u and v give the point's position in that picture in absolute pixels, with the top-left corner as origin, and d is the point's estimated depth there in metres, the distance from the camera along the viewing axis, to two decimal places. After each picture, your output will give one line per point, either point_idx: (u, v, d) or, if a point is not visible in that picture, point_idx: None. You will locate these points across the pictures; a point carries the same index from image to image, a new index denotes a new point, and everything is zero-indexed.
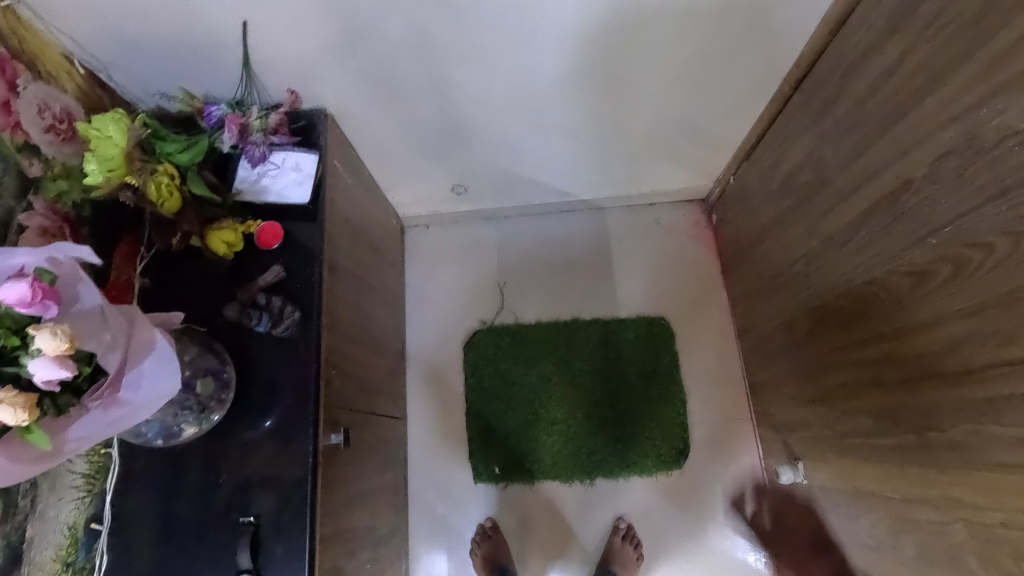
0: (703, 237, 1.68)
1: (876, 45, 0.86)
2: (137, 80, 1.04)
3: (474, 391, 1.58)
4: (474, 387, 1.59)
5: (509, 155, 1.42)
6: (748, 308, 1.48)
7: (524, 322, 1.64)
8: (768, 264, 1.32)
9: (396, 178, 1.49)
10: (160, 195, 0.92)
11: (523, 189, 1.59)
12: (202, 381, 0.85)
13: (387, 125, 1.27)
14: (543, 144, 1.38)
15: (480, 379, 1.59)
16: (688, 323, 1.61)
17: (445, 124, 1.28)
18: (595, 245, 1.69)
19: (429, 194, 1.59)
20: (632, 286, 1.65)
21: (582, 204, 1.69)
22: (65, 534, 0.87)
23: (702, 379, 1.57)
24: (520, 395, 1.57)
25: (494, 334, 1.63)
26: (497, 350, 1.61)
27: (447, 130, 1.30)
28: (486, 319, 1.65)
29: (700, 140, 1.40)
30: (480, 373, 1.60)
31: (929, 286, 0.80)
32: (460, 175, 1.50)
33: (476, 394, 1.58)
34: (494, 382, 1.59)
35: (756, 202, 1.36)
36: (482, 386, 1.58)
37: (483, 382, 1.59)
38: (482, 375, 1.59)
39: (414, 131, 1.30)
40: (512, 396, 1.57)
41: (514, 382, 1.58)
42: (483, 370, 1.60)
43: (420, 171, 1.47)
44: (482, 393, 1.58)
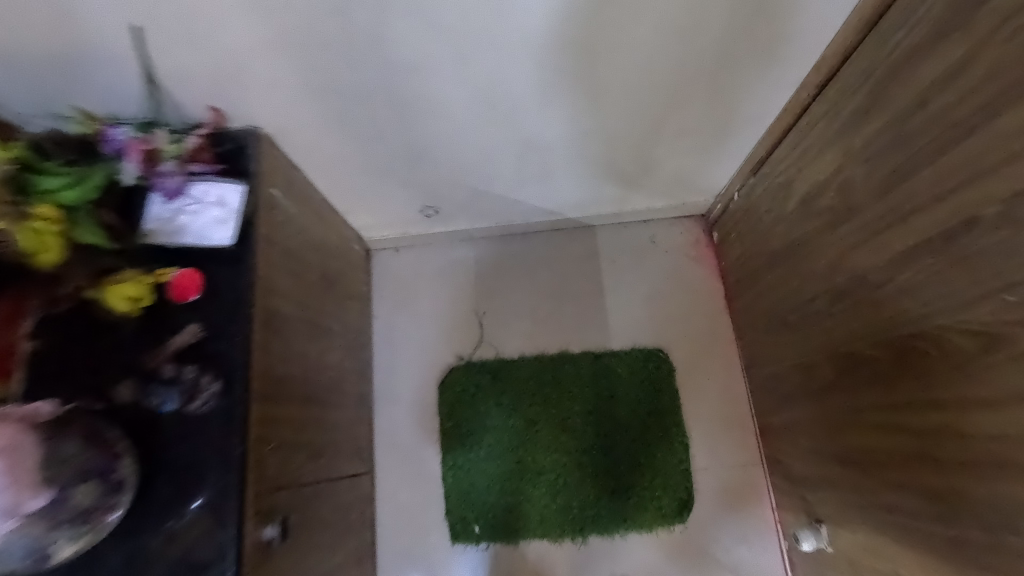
0: (704, 258, 1.51)
1: (927, 49, 0.69)
2: (21, 99, 0.86)
3: (450, 438, 1.41)
4: (450, 434, 1.42)
5: (483, 174, 1.25)
6: (757, 341, 1.31)
7: (505, 357, 1.46)
8: (780, 295, 1.16)
9: (355, 200, 1.31)
10: (37, 245, 0.77)
11: (503, 209, 1.42)
12: (83, 487, 0.69)
13: (339, 145, 1.10)
14: (521, 161, 1.20)
15: (457, 424, 1.42)
16: (689, 356, 1.44)
17: (406, 143, 1.11)
18: (584, 269, 1.52)
19: (396, 216, 1.41)
20: (626, 315, 1.48)
21: (569, 222, 1.52)
22: None
23: (706, 419, 1.40)
24: (502, 443, 1.40)
25: (473, 372, 1.45)
26: (475, 390, 1.44)
27: (409, 147, 1.13)
28: (464, 354, 1.48)
29: (700, 152, 1.23)
30: (457, 417, 1.43)
31: (1006, 353, 0.63)
32: (430, 195, 1.32)
33: (452, 442, 1.41)
34: (472, 428, 1.42)
35: (765, 224, 1.19)
36: (459, 433, 1.42)
37: (461, 427, 1.42)
38: (459, 421, 1.42)
39: (371, 150, 1.13)
40: (492, 443, 1.40)
41: (495, 428, 1.41)
42: (460, 414, 1.43)
43: (383, 192, 1.29)
44: (459, 440, 1.41)
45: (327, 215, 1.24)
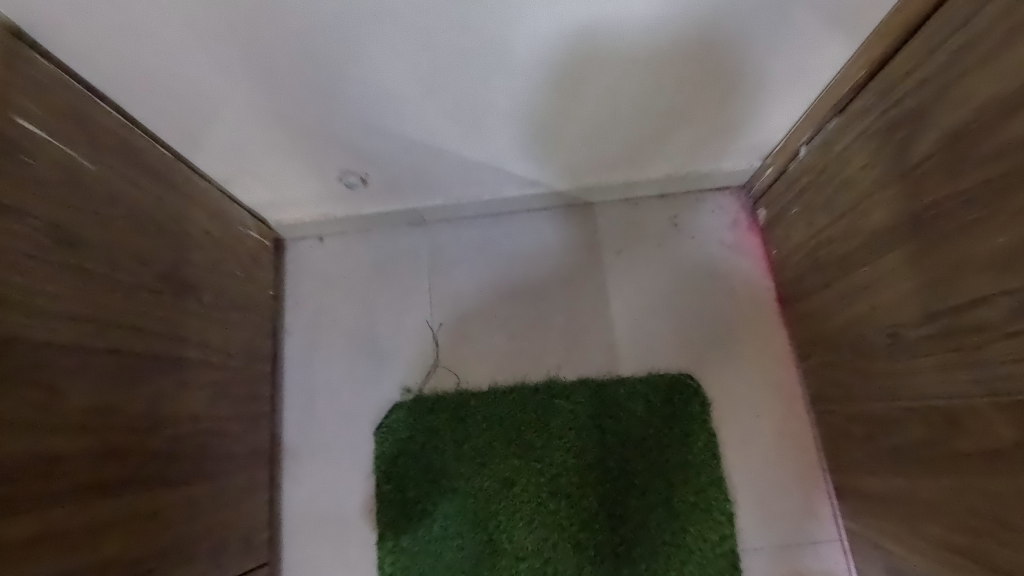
0: (745, 245, 1.09)
1: None
2: None
3: (390, 509, 0.99)
4: (391, 502, 0.99)
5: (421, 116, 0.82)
6: (833, 363, 0.90)
7: (469, 389, 1.04)
8: (888, 298, 0.74)
9: (238, 162, 0.87)
10: None
11: (461, 178, 0.99)
12: None
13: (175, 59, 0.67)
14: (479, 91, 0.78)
15: (400, 487, 1.00)
16: (727, 382, 1.03)
17: (289, 54, 0.69)
18: (578, 263, 1.09)
19: (310, 189, 0.98)
20: (637, 325, 1.06)
21: (558, 198, 1.09)
22: None
23: (753, 475, 0.98)
24: (464, 516, 0.98)
25: (423, 411, 1.02)
26: (426, 439, 1.01)
27: (295, 63, 0.70)
28: (412, 384, 1.05)
29: (756, 79, 0.82)
30: (401, 479, 1.00)
31: None
32: (351, 155, 0.90)
33: (394, 514, 0.99)
34: (421, 495, 0.99)
35: (858, 189, 0.78)
36: (403, 501, 0.99)
37: (406, 493, 0.99)
38: (402, 484, 1.00)
39: (235, 70, 0.70)
40: (449, 514, 0.98)
41: (454, 495, 0.98)
42: (405, 473, 1.00)
43: (278, 150, 0.86)
44: (403, 512, 0.99)
45: (179, 182, 0.81)
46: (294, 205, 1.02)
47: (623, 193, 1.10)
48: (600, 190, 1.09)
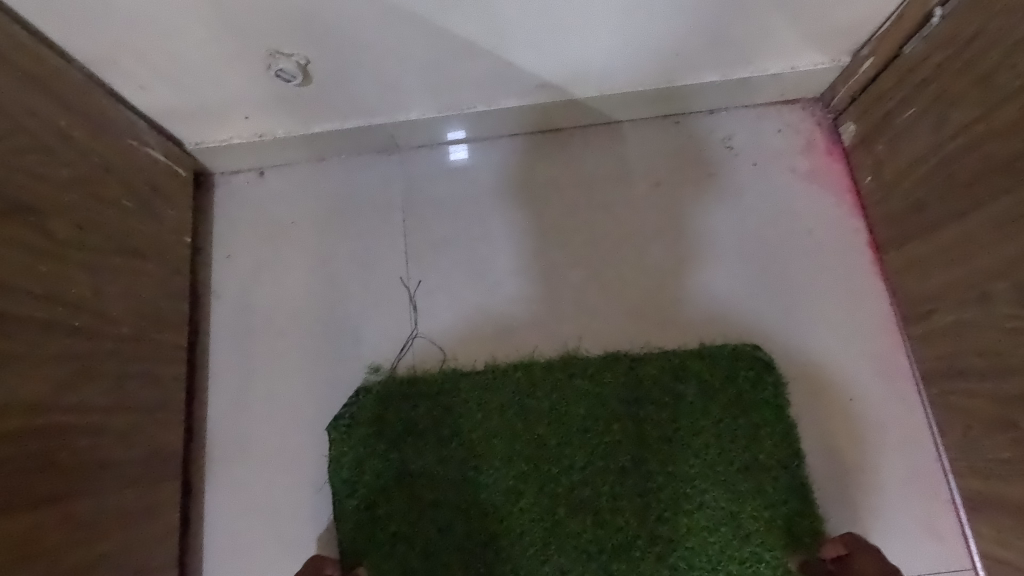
0: (823, 174, 0.82)
1: None
2: None
3: (353, 540, 0.71)
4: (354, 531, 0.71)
5: None
6: (973, 323, 0.63)
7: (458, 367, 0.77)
8: None
9: (117, 37, 0.60)
10: None
11: (443, 75, 0.71)
12: None
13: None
14: None
15: (367, 509, 0.72)
16: (807, 355, 0.76)
17: None
18: (603, 200, 0.82)
19: (229, 93, 0.70)
20: (684, 280, 0.79)
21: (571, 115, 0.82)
22: None
23: (848, 479, 0.72)
24: (453, 543, 0.70)
25: (397, 399, 0.75)
26: (400, 438, 0.73)
27: None
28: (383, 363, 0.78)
29: None
30: (367, 496, 0.72)
31: None
32: (280, 29, 0.62)
33: (358, 547, 0.71)
34: (396, 516, 0.71)
35: None
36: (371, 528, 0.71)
37: (372, 515, 0.72)
38: (369, 503, 0.72)
39: None
40: (432, 540, 0.71)
41: (441, 515, 0.71)
42: (371, 489, 0.72)
43: (169, 14, 0.58)
44: (371, 545, 0.71)
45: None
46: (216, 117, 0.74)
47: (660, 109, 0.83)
48: (632, 102, 0.81)
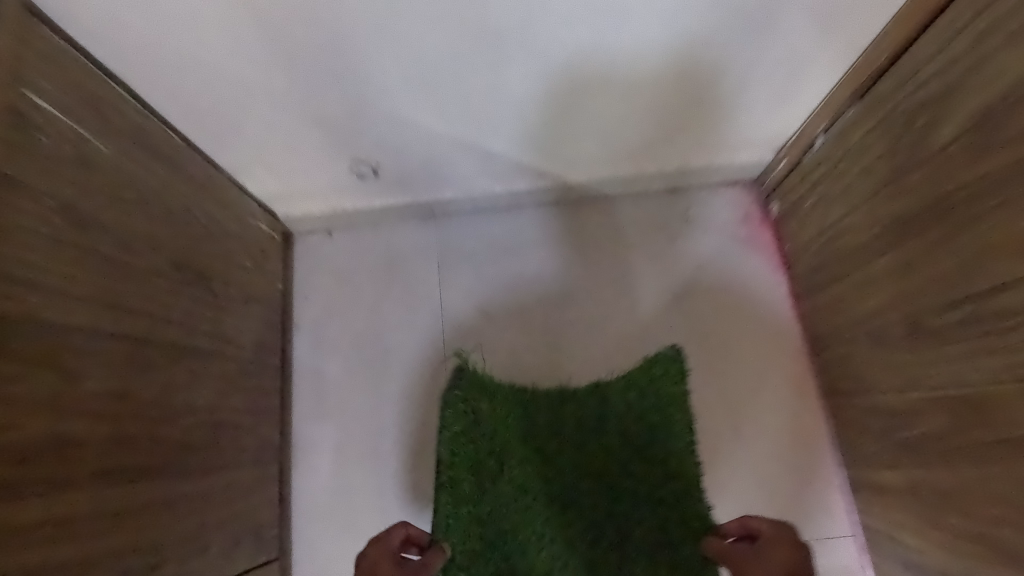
0: (756, 238, 1.08)
1: None
2: None
3: (440, 524, 0.92)
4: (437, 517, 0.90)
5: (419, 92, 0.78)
6: (848, 356, 0.89)
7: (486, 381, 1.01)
8: (909, 290, 0.74)
9: (251, 155, 0.87)
10: None
11: (471, 170, 0.98)
12: None
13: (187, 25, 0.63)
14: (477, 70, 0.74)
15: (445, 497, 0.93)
16: (739, 377, 1.03)
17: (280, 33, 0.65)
18: (590, 256, 1.08)
19: (325, 172, 0.94)
20: (650, 319, 1.05)
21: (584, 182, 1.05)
22: None
23: (766, 466, 0.99)
24: (500, 512, 0.94)
25: (457, 403, 0.98)
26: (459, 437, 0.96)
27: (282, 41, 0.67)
28: (423, 382, 1.04)
29: (775, 65, 0.80)
30: (448, 488, 0.94)
31: None
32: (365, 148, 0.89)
33: (442, 528, 0.92)
34: (467, 502, 0.94)
35: (875, 178, 0.78)
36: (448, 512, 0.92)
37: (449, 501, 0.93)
38: (451, 493, 0.93)
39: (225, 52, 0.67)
40: (487, 511, 0.94)
41: (493, 497, 0.94)
42: (449, 481, 0.94)
43: (291, 142, 0.85)
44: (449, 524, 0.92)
45: (194, 171, 0.80)
46: (310, 189, 0.98)
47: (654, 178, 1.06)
48: (614, 185, 1.07)
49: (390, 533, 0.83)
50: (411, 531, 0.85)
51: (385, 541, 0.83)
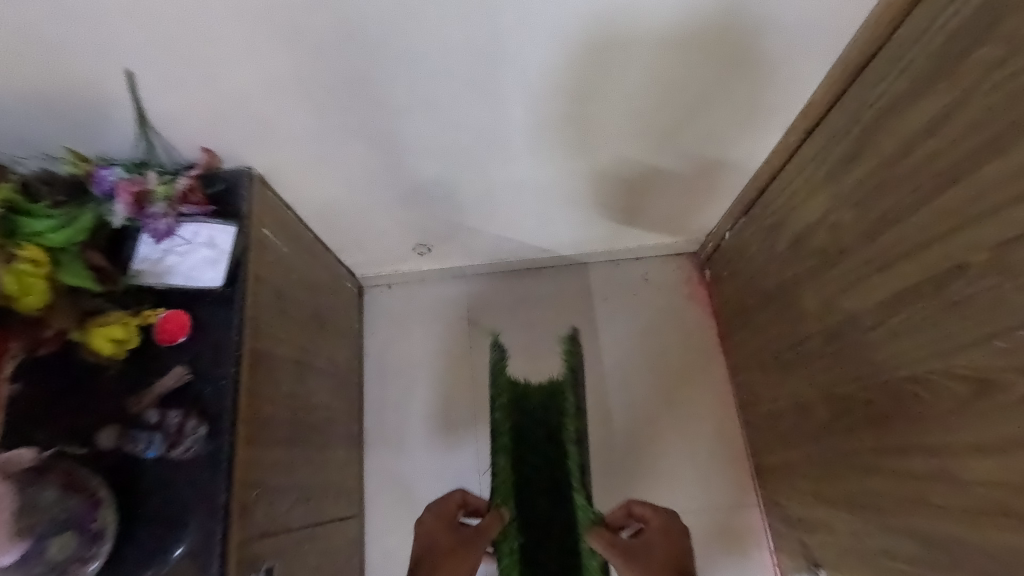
0: (696, 294, 1.49)
1: (907, 98, 0.70)
2: (10, 143, 0.83)
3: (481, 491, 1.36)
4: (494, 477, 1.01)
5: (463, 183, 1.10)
6: (751, 379, 1.30)
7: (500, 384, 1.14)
8: (775, 336, 1.15)
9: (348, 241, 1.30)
10: (21, 289, 0.72)
11: (493, 247, 1.40)
12: (59, 539, 0.66)
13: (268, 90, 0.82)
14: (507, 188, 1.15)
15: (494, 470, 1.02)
16: (685, 394, 1.42)
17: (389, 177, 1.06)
18: (578, 306, 1.48)
19: (365, 179, 1.07)
20: (621, 352, 1.45)
21: (594, 195, 1.20)
22: None
23: (702, 458, 1.37)
24: None
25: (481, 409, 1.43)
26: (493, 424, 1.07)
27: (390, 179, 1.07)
28: (454, 399, 1.44)
29: (696, 194, 1.23)
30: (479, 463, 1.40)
31: (998, 401, 0.62)
32: (420, 233, 1.31)
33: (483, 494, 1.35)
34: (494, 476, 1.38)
35: (757, 262, 1.19)
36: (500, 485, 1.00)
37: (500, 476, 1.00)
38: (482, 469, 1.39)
39: (352, 187, 1.08)
40: None
41: None
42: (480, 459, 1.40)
43: (375, 233, 1.28)
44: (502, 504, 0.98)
45: (320, 254, 1.22)
46: (381, 218, 1.22)
47: (672, 165, 1.11)
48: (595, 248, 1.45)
49: (444, 497, 0.93)
50: (469, 496, 0.95)
51: (445, 503, 0.93)
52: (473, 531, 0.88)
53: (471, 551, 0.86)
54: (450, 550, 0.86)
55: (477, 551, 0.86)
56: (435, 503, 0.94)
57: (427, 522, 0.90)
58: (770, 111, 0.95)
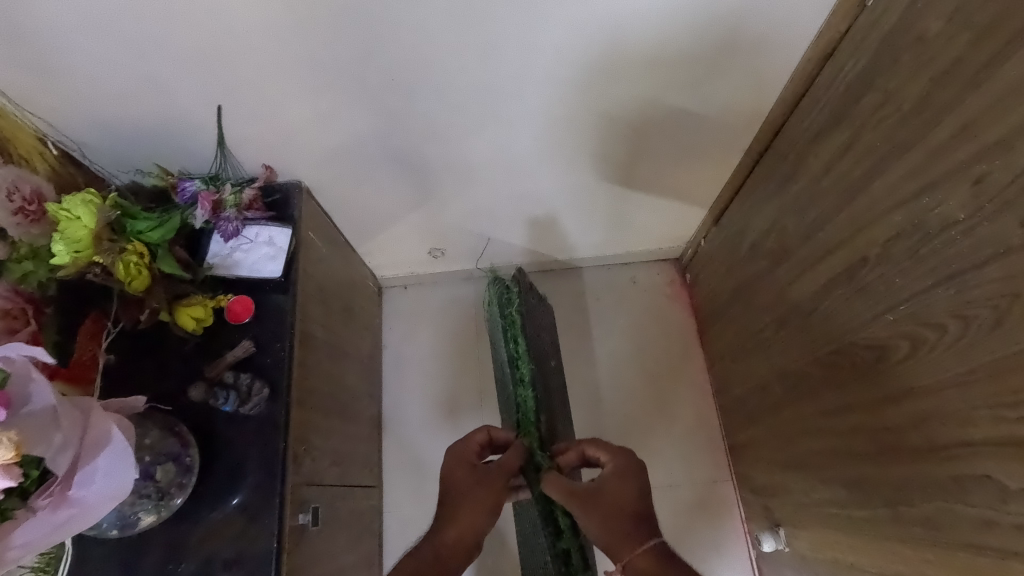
0: (678, 295, 1.68)
1: (829, 128, 0.91)
2: (113, 158, 1.03)
3: None
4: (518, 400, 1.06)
5: (476, 189, 1.30)
6: (724, 367, 1.48)
7: (514, 321, 1.17)
8: (740, 326, 1.34)
9: (371, 244, 1.49)
10: (128, 274, 0.91)
11: (497, 252, 1.59)
12: (162, 468, 0.84)
13: (324, 115, 1.03)
14: (512, 196, 1.35)
15: (519, 399, 1.06)
16: (668, 384, 1.60)
17: (413, 185, 1.27)
18: (573, 304, 1.67)
19: (370, 164, 1.18)
20: (611, 345, 1.63)
21: (589, 184, 1.33)
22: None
23: (681, 439, 1.55)
24: None
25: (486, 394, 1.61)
26: (513, 351, 1.13)
27: (415, 188, 1.28)
28: (463, 386, 1.62)
29: (675, 202, 1.44)
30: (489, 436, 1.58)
31: (890, 361, 0.81)
32: (435, 238, 1.50)
33: None
34: None
35: (726, 264, 1.39)
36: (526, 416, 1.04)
37: (526, 402, 1.05)
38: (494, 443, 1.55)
39: (382, 195, 1.29)
40: None
41: None
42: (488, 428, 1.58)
43: (396, 237, 1.47)
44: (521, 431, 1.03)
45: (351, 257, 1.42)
46: (380, 196, 1.30)
47: (650, 175, 1.32)
48: (588, 250, 1.63)
49: (467, 435, 0.92)
50: (491, 434, 0.94)
51: (469, 439, 0.91)
52: (496, 467, 0.88)
53: (494, 488, 0.86)
54: (472, 492, 0.85)
55: (498, 488, 0.86)
56: (456, 443, 0.92)
57: (451, 454, 0.90)
58: (739, 125, 1.16)
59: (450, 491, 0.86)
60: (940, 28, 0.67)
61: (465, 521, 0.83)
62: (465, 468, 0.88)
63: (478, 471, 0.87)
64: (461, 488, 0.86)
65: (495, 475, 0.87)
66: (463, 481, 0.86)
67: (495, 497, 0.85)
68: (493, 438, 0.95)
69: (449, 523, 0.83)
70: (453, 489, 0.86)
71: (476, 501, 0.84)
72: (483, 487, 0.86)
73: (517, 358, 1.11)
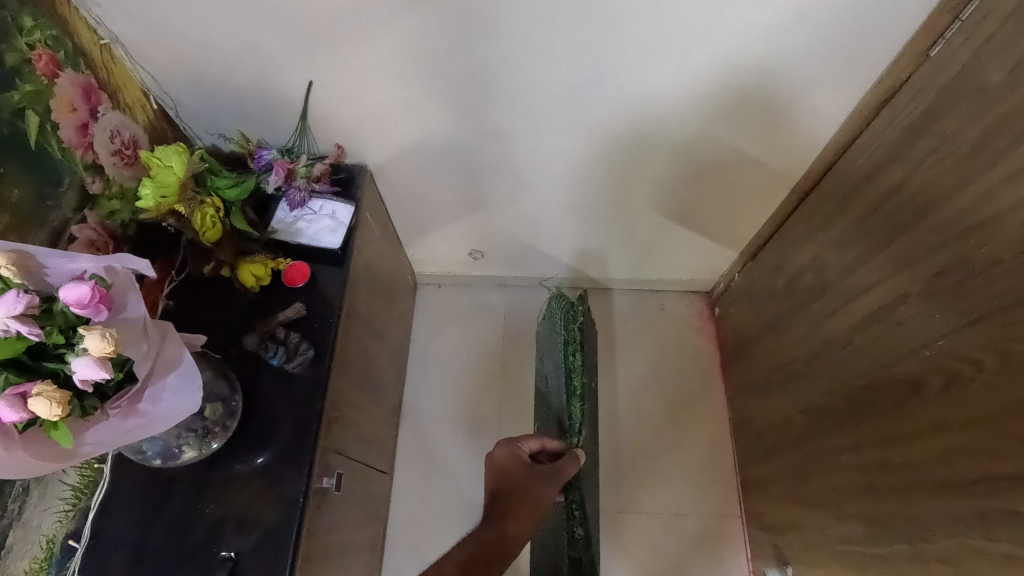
0: (705, 327, 1.70)
1: (880, 168, 0.95)
2: (202, 120, 1.12)
3: None
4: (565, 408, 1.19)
5: (525, 195, 1.35)
6: (746, 402, 1.49)
7: (575, 338, 1.25)
8: (767, 360, 1.36)
9: (415, 237, 1.55)
10: (202, 225, 0.97)
11: (533, 262, 1.64)
12: (212, 406, 0.89)
13: (402, 105, 1.09)
14: (557, 208, 1.39)
15: (569, 409, 1.18)
16: (686, 412, 1.61)
17: (468, 182, 1.32)
18: (601, 323, 1.70)
19: (435, 158, 1.25)
20: (634, 366, 1.66)
21: (635, 209, 1.38)
22: (66, 503, 0.92)
23: (695, 469, 1.54)
24: None
25: (507, 399, 1.63)
26: (568, 363, 1.23)
27: (470, 186, 1.34)
28: (483, 387, 1.64)
29: (715, 237, 1.47)
30: None
31: (924, 396, 0.83)
32: (477, 240, 1.55)
33: None
34: None
35: (760, 298, 1.41)
36: (573, 427, 1.16)
37: (574, 412, 1.18)
38: None
39: (436, 187, 1.35)
40: None
41: None
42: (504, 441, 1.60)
43: (440, 232, 1.53)
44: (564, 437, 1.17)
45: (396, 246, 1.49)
46: (434, 189, 1.36)
47: (695, 205, 1.35)
48: (620, 273, 1.66)
49: (523, 438, 1.00)
50: (544, 443, 1.02)
51: (522, 443, 0.99)
52: (550, 469, 0.96)
53: (549, 488, 0.94)
54: (530, 490, 0.92)
55: (552, 491, 0.93)
56: (512, 441, 0.99)
57: (508, 451, 0.97)
58: (787, 169, 1.20)
59: (505, 484, 0.93)
60: (1003, 79, 0.72)
61: (525, 514, 0.89)
62: (523, 466, 0.94)
63: (533, 470, 0.94)
64: (518, 483, 0.93)
65: (549, 476, 0.95)
66: (521, 477, 0.93)
67: (548, 497, 0.93)
68: (546, 446, 1.02)
69: (510, 516, 0.89)
70: (511, 483, 0.93)
71: (530, 500, 0.91)
72: (538, 485, 0.93)
73: (572, 370, 1.22)
